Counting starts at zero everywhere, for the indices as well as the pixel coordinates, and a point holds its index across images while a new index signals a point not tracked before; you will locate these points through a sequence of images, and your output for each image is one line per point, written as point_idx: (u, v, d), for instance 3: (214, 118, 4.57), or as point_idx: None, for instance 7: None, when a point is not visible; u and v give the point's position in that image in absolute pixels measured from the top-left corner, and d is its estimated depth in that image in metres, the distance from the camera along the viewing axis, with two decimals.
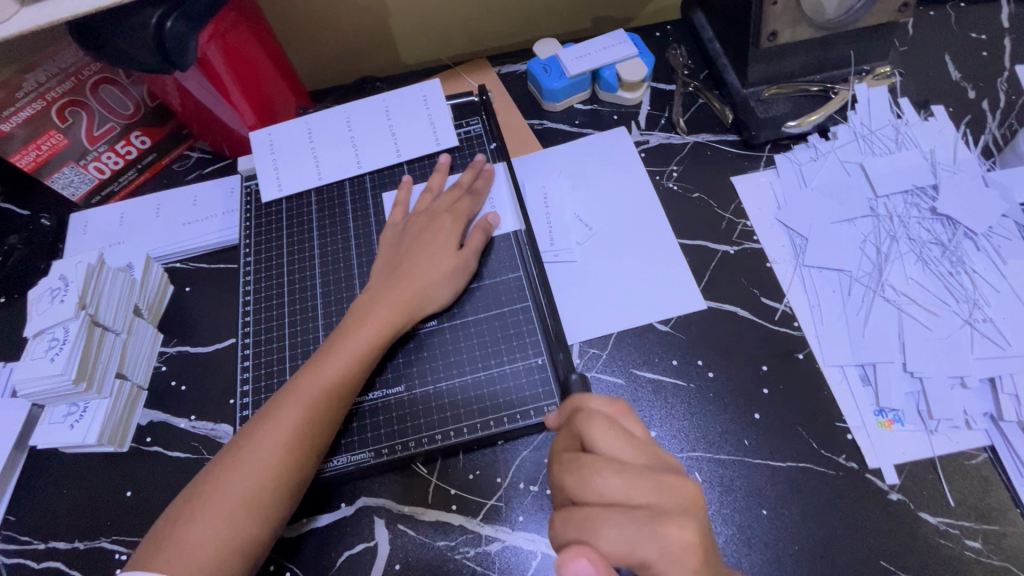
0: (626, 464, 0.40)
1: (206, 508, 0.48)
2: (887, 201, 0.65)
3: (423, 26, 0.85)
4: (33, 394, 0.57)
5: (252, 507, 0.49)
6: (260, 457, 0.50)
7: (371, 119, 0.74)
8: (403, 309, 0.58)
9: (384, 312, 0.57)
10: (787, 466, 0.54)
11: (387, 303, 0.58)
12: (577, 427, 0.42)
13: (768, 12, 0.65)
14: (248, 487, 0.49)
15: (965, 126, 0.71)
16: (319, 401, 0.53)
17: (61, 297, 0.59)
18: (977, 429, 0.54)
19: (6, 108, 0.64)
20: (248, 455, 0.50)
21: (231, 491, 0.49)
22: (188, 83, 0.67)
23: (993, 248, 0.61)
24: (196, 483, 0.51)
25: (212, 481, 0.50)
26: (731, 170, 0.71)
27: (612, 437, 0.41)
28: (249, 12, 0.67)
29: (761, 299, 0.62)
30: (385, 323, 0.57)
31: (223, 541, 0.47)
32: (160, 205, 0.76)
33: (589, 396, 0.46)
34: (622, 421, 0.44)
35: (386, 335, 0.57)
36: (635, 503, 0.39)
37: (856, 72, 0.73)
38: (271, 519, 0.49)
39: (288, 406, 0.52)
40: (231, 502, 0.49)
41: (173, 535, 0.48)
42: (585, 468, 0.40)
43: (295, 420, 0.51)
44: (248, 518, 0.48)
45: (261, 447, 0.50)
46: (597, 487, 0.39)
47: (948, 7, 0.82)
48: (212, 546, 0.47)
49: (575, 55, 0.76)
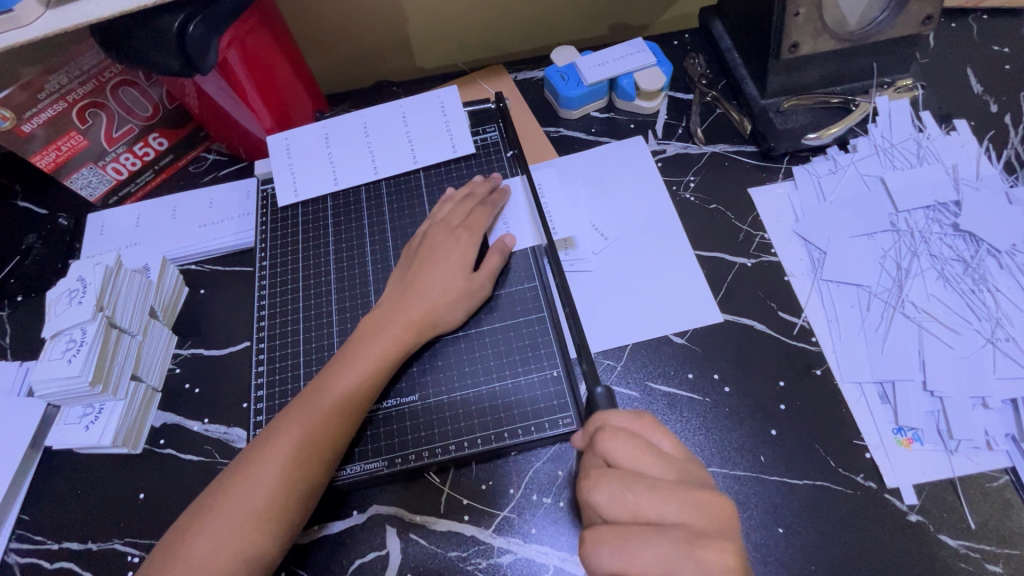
0: (655, 480, 0.41)
1: (219, 518, 0.49)
2: (909, 216, 0.64)
3: (440, 31, 0.85)
4: (50, 394, 0.57)
5: (264, 518, 0.49)
6: (274, 467, 0.50)
7: (387, 125, 0.74)
8: (417, 325, 0.58)
9: (399, 323, 0.58)
10: (804, 484, 0.53)
11: (402, 316, 0.58)
12: (600, 449, 0.43)
13: (790, 23, 0.64)
14: (262, 497, 0.49)
15: (988, 140, 0.70)
16: (333, 412, 0.53)
17: (78, 299, 0.59)
18: (998, 451, 0.53)
19: (28, 110, 0.65)
20: (262, 465, 0.50)
21: (245, 500, 0.49)
22: (207, 87, 0.67)
23: (1016, 267, 0.60)
24: (210, 492, 0.51)
25: (227, 490, 0.50)
26: (749, 181, 0.71)
27: (640, 456, 0.42)
28: (269, 15, 0.67)
29: (779, 313, 0.62)
30: (400, 334, 0.57)
31: (237, 552, 0.48)
32: (176, 207, 0.76)
33: (611, 412, 0.47)
34: (648, 437, 0.45)
35: (402, 347, 0.57)
36: (667, 522, 0.39)
37: (878, 85, 0.73)
38: (284, 529, 0.49)
39: (301, 417, 0.52)
40: (245, 512, 0.49)
41: (188, 542, 0.48)
42: (613, 488, 0.41)
43: (310, 431, 0.52)
44: (262, 527, 0.49)
45: (274, 457, 0.50)
46: (630, 510, 0.40)
47: (971, 18, 0.81)
48: (226, 554, 0.47)
49: (593, 63, 0.76)
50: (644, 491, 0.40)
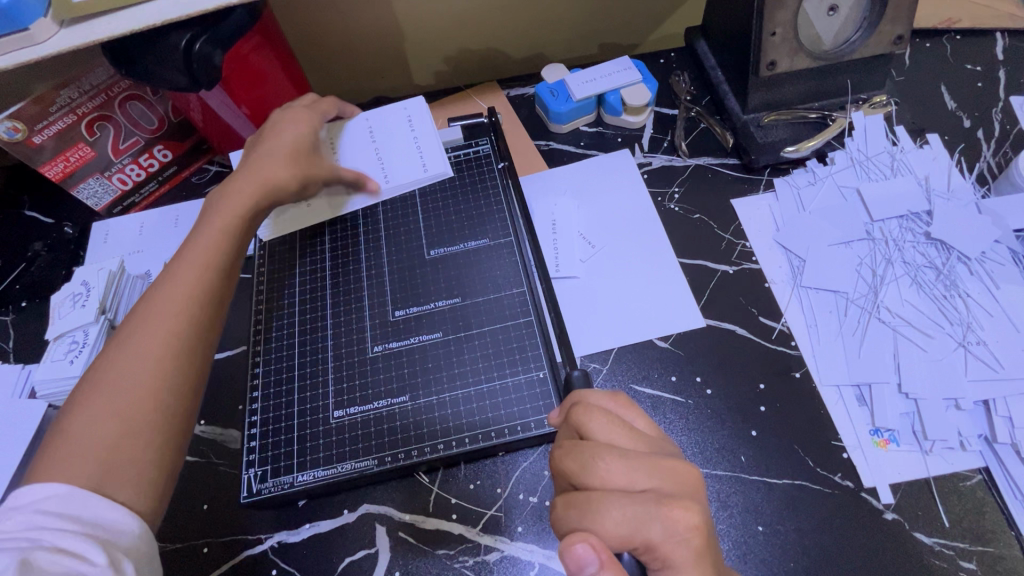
0: (626, 449, 0.41)
1: (95, 398, 0.45)
2: (883, 225, 0.67)
3: (436, 50, 0.89)
4: (52, 395, 0.59)
5: (157, 352, 0.47)
6: (157, 314, 0.49)
7: (394, 130, 0.74)
8: (262, 185, 0.59)
9: (237, 197, 0.58)
10: (782, 482, 0.55)
11: (245, 177, 0.59)
12: (575, 422, 0.44)
13: (767, 42, 0.68)
14: (166, 306, 0.49)
15: (960, 153, 0.73)
16: (205, 266, 0.52)
17: (82, 302, 0.61)
18: (971, 451, 0.55)
19: (39, 122, 0.67)
20: (127, 342, 0.47)
21: (141, 342, 0.47)
22: (211, 101, 0.70)
23: (986, 273, 0.62)
24: (61, 419, 0.45)
25: (96, 378, 0.46)
26: (732, 193, 0.73)
27: (613, 430, 0.43)
28: (273, 35, 0.70)
29: (758, 318, 0.64)
30: (246, 198, 0.58)
31: (133, 404, 0.45)
32: (179, 216, 0.79)
33: (587, 391, 0.48)
34: (623, 415, 0.45)
35: (245, 206, 0.57)
36: (636, 488, 0.39)
37: (854, 101, 0.76)
38: (179, 374, 0.47)
39: (174, 278, 0.51)
40: (119, 393, 0.45)
41: (64, 436, 0.43)
42: (584, 456, 0.41)
43: (200, 270, 0.52)
44: (140, 402, 0.45)
45: (165, 294, 0.50)
46: (599, 476, 0.40)
47: (945, 39, 0.85)
48: (113, 428, 0.44)
49: (581, 80, 0.79)
50: (614, 459, 0.40)
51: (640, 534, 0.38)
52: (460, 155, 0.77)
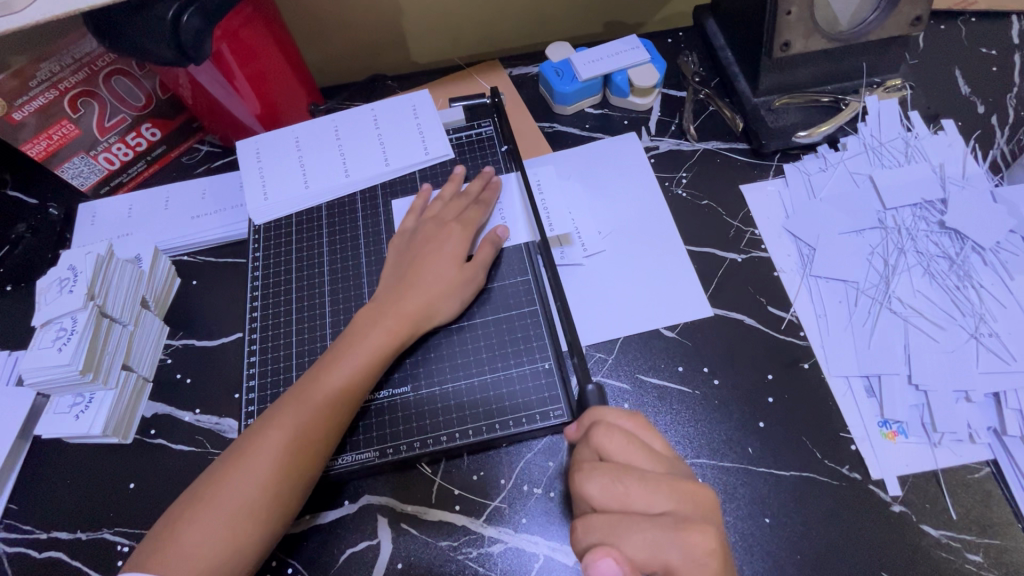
0: (645, 472, 0.43)
1: (209, 509, 0.49)
2: (896, 213, 0.65)
3: (435, 26, 0.86)
4: (40, 383, 0.57)
5: (268, 485, 0.50)
6: (273, 445, 0.51)
7: (396, 116, 0.74)
8: (409, 320, 0.58)
9: (379, 334, 0.57)
10: (791, 474, 0.54)
11: (395, 312, 0.58)
12: (595, 443, 0.46)
13: (781, 22, 0.65)
14: (273, 451, 0.51)
15: (975, 140, 0.71)
16: (328, 402, 0.53)
17: (69, 288, 0.59)
18: (980, 443, 0.54)
19: (19, 97, 0.64)
20: (247, 463, 0.50)
21: (256, 466, 0.50)
22: (200, 77, 0.67)
23: (1000, 264, 0.61)
24: (187, 498, 0.51)
25: (216, 482, 0.50)
26: (741, 179, 0.72)
27: (631, 452, 0.45)
28: (265, 8, 0.67)
29: (767, 307, 0.63)
30: (394, 326, 0.57)
31: (232, 531, 0.48)
32: (169, 198, 0.76)
33: (605, 409, 0.49)
34: (641, 436, 0.47)
35: (391, 346, 0.57)
36: (654, 511, 0.42)
37: (868, 84, 0.73)
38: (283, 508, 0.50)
39: (292, 407, 0.53)
40: (228, 511, 0.49)
41: (171, 546, 0.48)
42: (604, 479, 0.43)
43: (329, 407, 0.53)
44: (240, 531, 0.49)
45: (285, 430, 0.52)
46: (618, 499, 0.42)
47: (960, 21, 0.82)
48: (218, 548, 0.48)
49: (587, 59, 0.76)
50: (633, 482, 0.43)
51: (658, 558, 0.40)
52: (461, 137, 0.75)
